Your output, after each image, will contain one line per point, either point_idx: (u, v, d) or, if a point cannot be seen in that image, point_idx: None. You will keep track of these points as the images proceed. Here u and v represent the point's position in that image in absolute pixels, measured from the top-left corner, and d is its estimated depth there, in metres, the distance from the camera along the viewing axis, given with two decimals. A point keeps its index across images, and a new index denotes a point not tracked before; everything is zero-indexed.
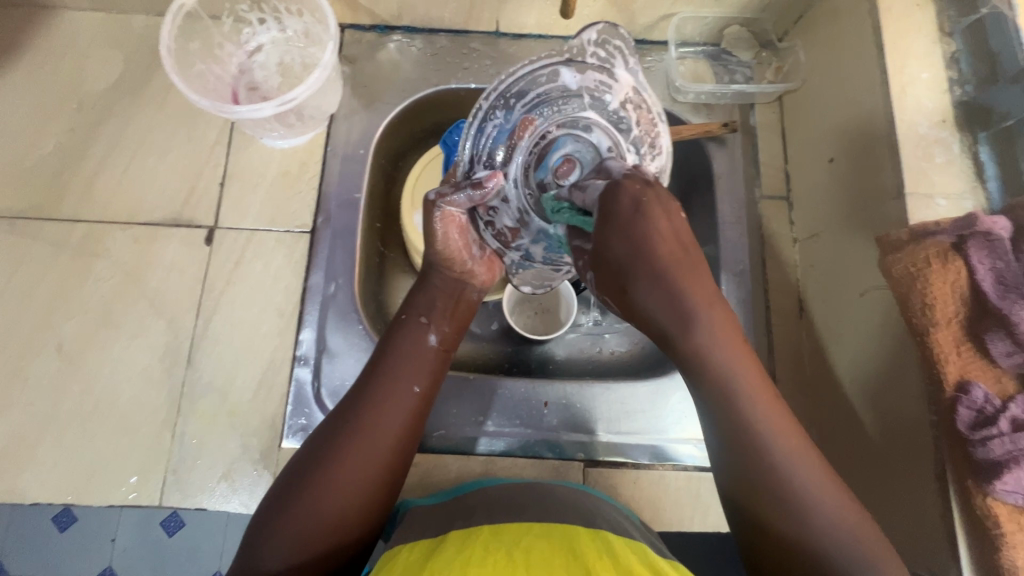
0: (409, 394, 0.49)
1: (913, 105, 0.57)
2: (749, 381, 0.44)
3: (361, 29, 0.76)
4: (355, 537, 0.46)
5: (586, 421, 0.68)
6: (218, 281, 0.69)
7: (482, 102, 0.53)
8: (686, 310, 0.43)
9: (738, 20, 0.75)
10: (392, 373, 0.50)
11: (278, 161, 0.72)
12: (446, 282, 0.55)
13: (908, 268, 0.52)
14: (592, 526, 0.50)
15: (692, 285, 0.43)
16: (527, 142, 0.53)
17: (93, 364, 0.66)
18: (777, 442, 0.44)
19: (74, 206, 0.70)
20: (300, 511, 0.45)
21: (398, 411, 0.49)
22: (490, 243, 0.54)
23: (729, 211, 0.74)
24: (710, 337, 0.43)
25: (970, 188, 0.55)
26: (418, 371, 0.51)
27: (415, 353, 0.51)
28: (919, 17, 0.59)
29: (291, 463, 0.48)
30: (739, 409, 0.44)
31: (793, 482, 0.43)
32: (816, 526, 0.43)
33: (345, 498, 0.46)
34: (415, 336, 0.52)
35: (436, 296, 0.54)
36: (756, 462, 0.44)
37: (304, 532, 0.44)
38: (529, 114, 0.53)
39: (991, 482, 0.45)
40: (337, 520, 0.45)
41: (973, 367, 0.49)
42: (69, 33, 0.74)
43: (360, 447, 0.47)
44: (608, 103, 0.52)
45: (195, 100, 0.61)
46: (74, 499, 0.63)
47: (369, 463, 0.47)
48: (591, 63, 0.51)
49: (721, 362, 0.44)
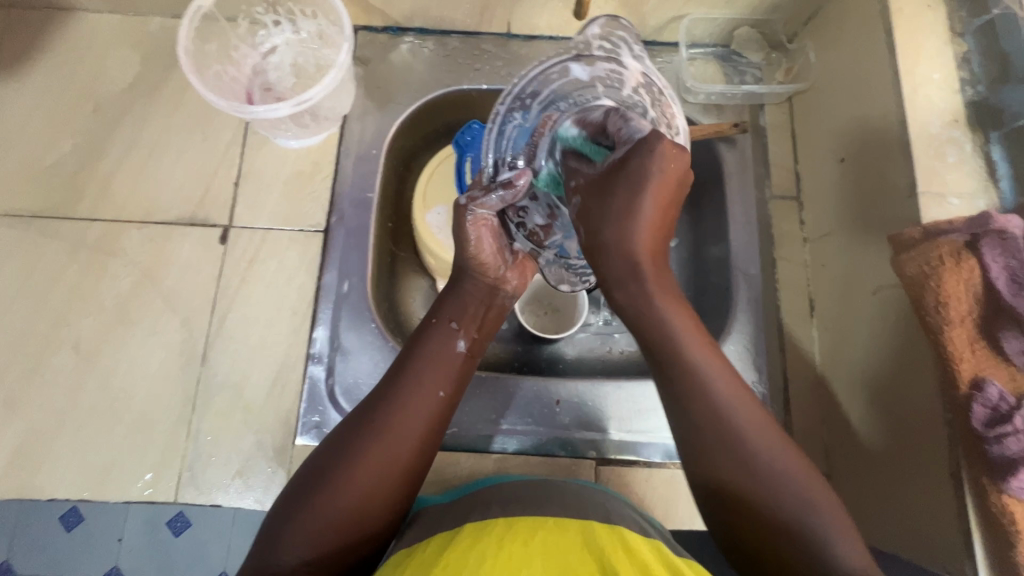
0: (434, 396, 0.50)
1: (925, 105, 0.57)
2: (703, 356, 0.46)
3: (374, 30, 0.77)
4: (369, 534, 0.47)
5: (598, 419, 0.68)
6: (232, 280, 0.69)
7: (499, 107, 0.54)
8: (636, 258, 0.47)
9: (748, 22, 0.76)
10: (419, 373, 0.50)
11: (292, 161, 0.73)
12: (479, 288, 0.56)
13: (922, 266, 0.52)
14: (608, 522, 0.50)
15: (651, 237, 0.46)
16: (548, 133, 0.50)
17: (109, 362, 0.67)
18: (743, 426, 0.44)
19: (91, 206, 0.70)
20: (318, 504, 0.45)
21: (422, 412, 0.49)
22: (523, 245, 0.57)
23: (739, 210, 0.74)
24: (651, 289, 0.47)
25: (982, 187, 0.55)
26: (445, 375, 0.51)
27: (444, 356, 0.52)
28: (931, 17, 0.60)
29: (311, 459, 0.49)
30: (699, 387, 0.45)
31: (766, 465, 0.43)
32: (797, 512, 0.41)
33: (364, 494, 0.46)
34: (444, 339, 0.53)
35: (467, 299, 0.55)
36: (715, 433, 0.44)
37: (321, 525, 0.45)
38: (547, 111, 0.52)
39: (1005, 479, 0.46)
40: (356, 516, 0.46)
41: (988, 365, 0.49)
42: (87, 35, 0.75)
43: (383, 445, 0.47)
44: (622, 88, 0.50)
45: (212, 100, 0.62)
46: (90, 496, 0.63)
47: (391, 462, 0.47)
48: (599, 56, 0.53)
49: (668, 327, 0.47)
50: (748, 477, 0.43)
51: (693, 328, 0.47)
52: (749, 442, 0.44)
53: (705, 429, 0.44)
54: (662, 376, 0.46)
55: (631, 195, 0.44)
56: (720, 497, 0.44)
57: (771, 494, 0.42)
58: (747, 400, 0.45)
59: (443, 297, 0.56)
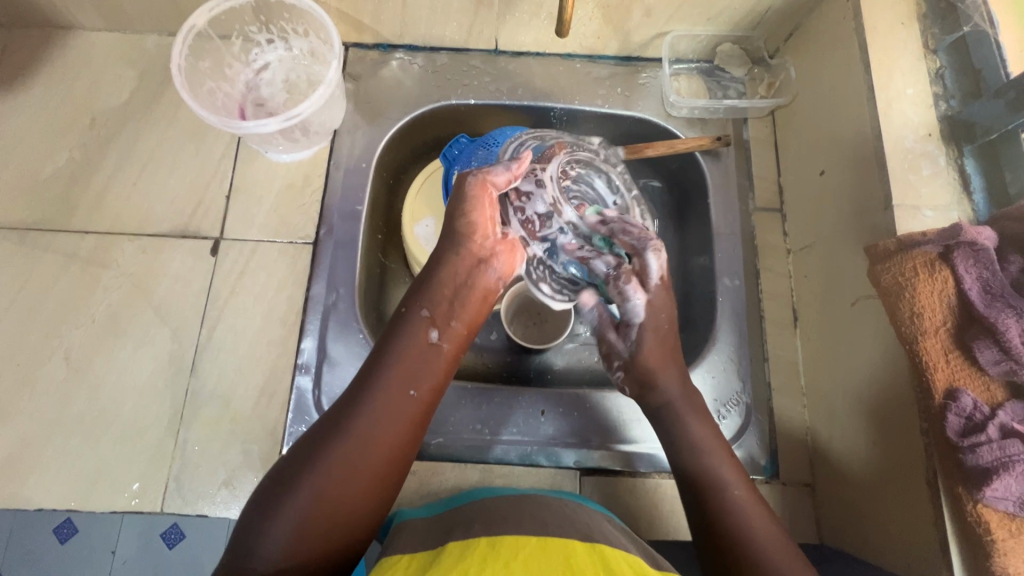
0: (407, 397, 0.51)
1: (900, 119, 0.59)
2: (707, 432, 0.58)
3: (365, 47, 0.79)
4: (348, 540, 0.48)
5: (583, 429, 0.69)
6: (222, 290, 0.70)
7: (520, 137, 0.67)
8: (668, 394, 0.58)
9: (730, 38, 0.77)
10: (393, 372, 0.51)
11: (283, 174, 0.75)
12: (459, 269, 0.56)
13: (896, 278, 0.53)
14: (588, 540, 0.50)
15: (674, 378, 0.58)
16: (561, 156, 0.61)
17: (100, 372, 0.67)
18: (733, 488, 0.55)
19: (85, 218, 0.72)
20: (294, 509, 0.46)
21: (396, 414, 0.50)
22: (514, 229, 0.58)
23: (723, 222, 0.75)
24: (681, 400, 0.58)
25: (956, 200, 0.56)
26: (419, 374, 0.52)
27: (416, 354, 0.53)
28: (904, 34, 0.61)
29: (284, 461, 0.49)
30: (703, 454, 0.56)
31: (735, 500, 0.54)
32: (748, 532, 0.51)
33: (335, 499, 0.47)
34: (419, 336, 0.53)
35: (442, 289, 0.55)
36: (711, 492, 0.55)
37: (296, 529, 0.45)
38: (562, 145, 0.63)
39: (980, 489, 0.46)
40: (332, 521, 0.46)
41: (963, 375, 0.49)
42: (84, 51, 0.77)
43: (355, 449, 0.48)
44: (615, 165, 0.66)
45: (202, 114, 0.63)
46: (77, 506, 0.64)
47: (365, 466, 0.48)
48: (597, 142, 0.67)
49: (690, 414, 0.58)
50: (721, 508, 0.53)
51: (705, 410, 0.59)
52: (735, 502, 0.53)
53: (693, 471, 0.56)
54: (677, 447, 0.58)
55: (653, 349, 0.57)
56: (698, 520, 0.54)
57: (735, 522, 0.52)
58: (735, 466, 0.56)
59: (419, 285, 0.56)
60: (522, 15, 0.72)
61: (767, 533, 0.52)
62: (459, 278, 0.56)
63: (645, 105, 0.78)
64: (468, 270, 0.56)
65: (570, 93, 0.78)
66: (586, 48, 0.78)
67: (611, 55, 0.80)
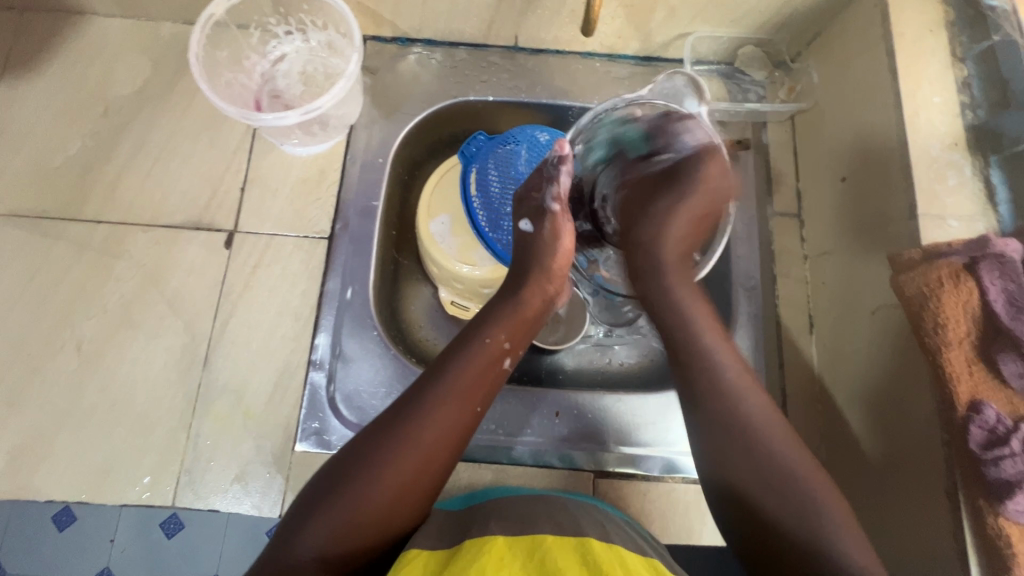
0: (470, 413, 0.51)
1: (926, 127, 0.58)
2: (719, 346, 0.54)
3: (383, 40, 0.77)
4: (387, 538, 0.48)
5: (597, 432, 0.69)
6: (236, 284, 0.70)
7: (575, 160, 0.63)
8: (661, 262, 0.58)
9: (753, 41, 0.77)
10: (458, 386, 0.51)
11: (298, 167, 0.74)
12: (535, 296, 0.58)
13: (920, 287, 0.52)
14: (606, 539, 0.50)
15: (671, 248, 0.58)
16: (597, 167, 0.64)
17: (111, 364, 0.67)
18: (754, 415, 0.51)
19: (96, 208, 0.71)
20: (345, 502, 0.46)
21: (457, 428, 0.50)
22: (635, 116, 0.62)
23: (741, 228, 0.75)
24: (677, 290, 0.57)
25: (982, 211, 0.56)
26: (481, 392, 0.53)
27: (483, 374, 0.53)
28: (933, 42, 0.61)
29: (333, 460, 0.49)
30: (718, 377, 0.52)
31: (791, 474, 0.48)
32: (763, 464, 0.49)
33: (388, 503, 0.47)
34: (488, 355, 0.54)
35: (515, 316, 0.57)
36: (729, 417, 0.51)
37: (344, 522, 0.46)
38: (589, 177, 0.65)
39: (1002, 502, 0.46)
40: (380, 520, 0.47)
41: (985, 387, 0.49)
42: (98, 38, 0.76)
43: (412, 455, 0.48)
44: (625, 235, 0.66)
45: (222, 105, 0.62)
46: (86, 498, 0.63)
47: (423, 475, 0.49)
48: (596, 238, 0.67)
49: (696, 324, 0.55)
50: (767, 483, 0.48)
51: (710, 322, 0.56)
52: (755, 429, 0.50)
53: (735, 442, 0.50)
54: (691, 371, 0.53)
55: (667, 209, 0.59)
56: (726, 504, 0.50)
57: (782, 506, 0.47)
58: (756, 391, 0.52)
59: (492, 313, 0.57)
60: (544, 12, 0.71)
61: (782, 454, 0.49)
62: (536, 307, 0.58)
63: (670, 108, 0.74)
64: (543, 301, 0.59)
65: (590, 93, 0.78)
66: (606, 47, 0.77)
67: (630, 55, 0.79)
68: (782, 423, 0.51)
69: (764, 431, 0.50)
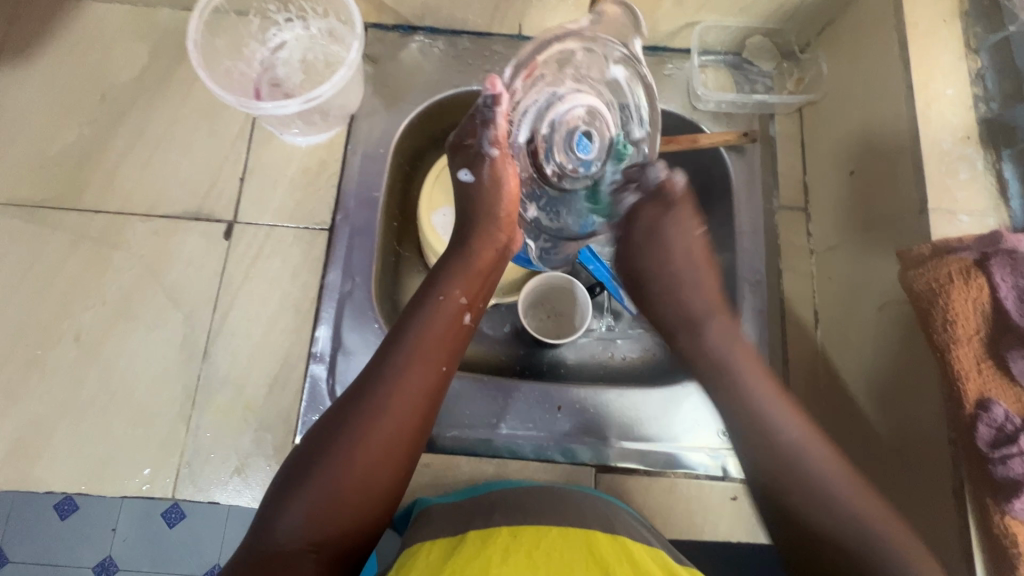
0: (434, 372, 0.51)
1: (938, 120, 0.57)
2: (754, 376, 0.55)
3: (384, 28, 0.76)
4: (373, 513, 0.48)
5: (599, 426, 0.68)
6: (236, 275, 0.69)
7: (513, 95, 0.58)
8: (692, 315, 0.60)
9: (761, 30, 0.75)
10: (419, 346, 0.51)
11: (299, 158, 0.73)
12: (489, 250, 0.58)
13: (930, 283, 0.51)
14: (610, 531, 0.50)
15: (699, 295, 0.60)
16: (535, 106, 0.60)
17: (110, 355, 0.66)
18: (792, 439, 0.51)
19: (94, 198, 0.70)
20: (322, 479, 0.46)
21: (421, 389, 0.50)
22: (572, 46, 0.59)
23: (746, 221, 0.74)
24: (707, 335, 0.59)
25: (993, 206, 0.55)
26: (444, 350, 0.52)
27: (444, 332, 0.53)
28: (946, 32, 0.59)
29: (304, 441, 0.49)
30: (754, 409, 0.53)
31: (842, 500, 0.48)
32: (824, 490, 0.48)
33: (365, 474, 0.47)
34: (447, 313, 0.54)
35: (472, 271, 0.57)
36: (770, 448, 0.51)
37: (325, 498, 0.45)
38: (530, 120, 0.60)
39: (1009, 501, 0.45)
40: (360, 494, 0.47)
41: (994, 385, 0.49)
42: (94, 25, 0.74)
43: (381, 421, 0.48)
44: (564, 176, 0.62)
45: (221, 94, 0.61)
46: (87, 489, 0.63)
47: (395, 439, 0.48)
48: (531, 181, 0.63)
49: (730, 364, 0.56)
50: (826, 512, 0.48)
51: (745, 352, 0.57)
52: (797, 452, 0.50)
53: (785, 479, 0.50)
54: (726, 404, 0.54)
55: (663, 260, 0.61)
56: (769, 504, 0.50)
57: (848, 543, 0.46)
58: (793, 414, 0.52)
59: (448, 272, 0.56)
60: None
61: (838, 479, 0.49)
62: (489, 260, 0.58)
63: (670, 96, 0.76)
64: (496, 253, 0.58)
65: None
66: None
67: None
68: (829, 451, 0.50)
69: (805, 457, 0.50)
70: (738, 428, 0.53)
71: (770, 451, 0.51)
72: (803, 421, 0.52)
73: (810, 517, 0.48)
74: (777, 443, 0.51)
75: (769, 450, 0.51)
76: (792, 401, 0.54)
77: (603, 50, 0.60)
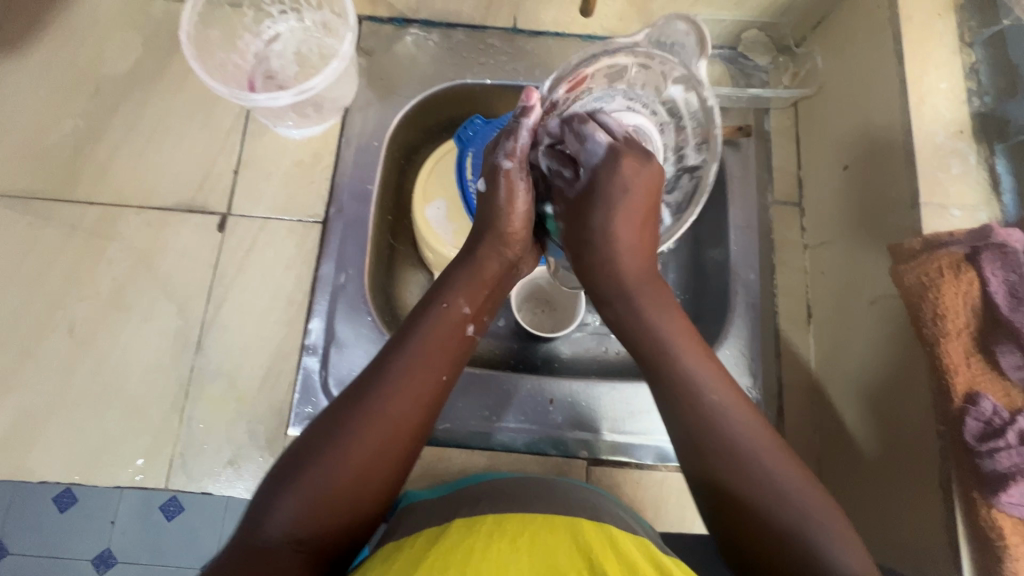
0: (436, 381, 0.50)
1: (931, 114, 0.57)
2: (688, 352, 0.50)
3: (379, 20, 0.76)
4: (363, 517, 0.47)
5: (591, 420, 0.68)
6: (229, 267, 0.69)
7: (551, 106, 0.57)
8: (625, 284, 0.53)
9: (757, 24, 0.75)
10: (422, 354, 0.51)
11: (293, 150, 0.73)
12: (498, 260, 0.57)
13: (920, 278, 0.52)
14: (594, 518, 0.50)
15: (634, 263, 0.54)
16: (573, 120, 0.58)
17: (103, 347, 0.66)
18: (730, 422, 0.46)
19: (88, 190, 0.70)
20: (315, 479, 0.45)
21: (422, 399, 0.49)
22: (623, 61, 0.57)
23: (739, 215, 0.73)
24: (646, 313, 0.52)
25: (985, 200, 0.55)
26: (447, 359, 0.52)
27: (447, 342, 0.52)
28: (941, 25, 0.59)
29: (299, 437, 0.48)
30: (689, 383, 0.48)
31: (776, 486, 0.44)
32: (757, 473, 0.44)
33: (360, 477, 0.46)
34: (451, 322, 0.53)
35: (480, 281, 0.56)
36: (706, 429, 0.46)
37: (315, 499, 0.44)
38: None
39: (996, 494, 0.45)
40: (353, 498, 0.46)
41: (983, 379, 0.49)
42: (87, 16, 0.74)
43: (380, 427, 0.47)
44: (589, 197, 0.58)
45: (213, 85, 0.61)
46: (80, 479, 0.63)
47: (392, 447, 0.47)
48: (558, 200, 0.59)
49: (666, 341, 0.50)
50: (763, 492, 0.43)
51: (682, 328, 0.51)
52: (736, 437, 0.45)
53: (721, 462, 0.45)
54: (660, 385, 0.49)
55: (606, 217, 0.53)
56: (715, 503, 0.45)
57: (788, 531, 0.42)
58: (733, 396, 0.48)
59: (455, 278, 0.56)
60: None
61: (779, 469, 0.44)
62: (495, 271, 0.57)
63: None
64: (503, 266, 0.57)
65: None
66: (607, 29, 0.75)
67: None
68: (769, 437, 0.46)
69: (744, 441, 0.45)
70: (676, 412, 0.48)
71: (705, 438, 0.46)
72: (746, 407, 0.48)
73: (745, 497, 0.44)
74: (710, 416, 0.47)
75: (704, 432, 0.46)
76: (735, 383, 0.49)
77: (663, 64, 0.56)
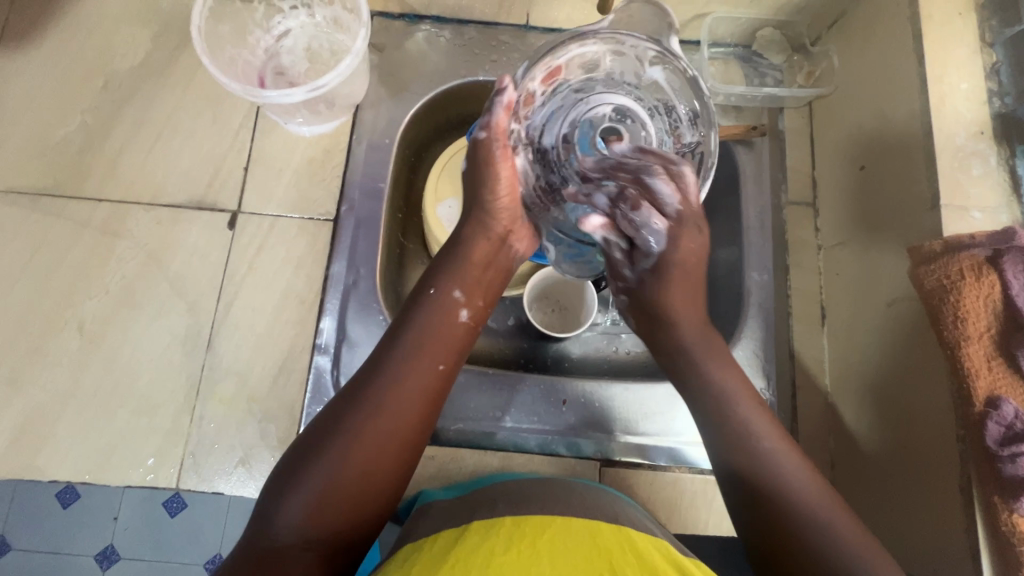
0: (432, 369, 0.51)
1: (952, 115, 0.56)
2: (743, 404, 0.52)
3: (390, 17, 0.75)
4: (369, 511, 0.47)
5: (604, 421, 0.68)
6: (239, 265, 0.68)
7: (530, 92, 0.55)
8: (682, 343, 0.55)
9: (771, 23, 0.75)
10: (419, 344, 0.51)
11: (303, 147, 0.72)
12: (486, 243, 0.57)
13: (941, 280, 0.51)
14: (614, 521, 0.50)
15: (692, 327, 0.55)
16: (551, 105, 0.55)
17: (113, 345, 0.66)
18: (786, 473, 0.48)
19: (96, 186, 0.69)
20: (319, 475, 0.45)
21: (420, 387, 0.50)
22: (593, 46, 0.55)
23: (754, 215, 0.73)
24: (706, 368, 0.54)
25: (1006, 202, 0.54)
26: (444, 347, 0.52)
27: (444, 330, 0.53)
28: (961, 24, 0.58)
29: (303, 433, 0.48)
30: (745, 435, 0.51)
31: (826, 530, 0.45)
32: (812, 522, 0.46)
33: (364, 470, 0.46)
34: (445, 308, 0.54)
35: (469, 262, 0.56)
36: (765, 481, 0.48)
37: (319, 494, 0.44)
38: (546, 119, 0.55)
39: (1018, 498, 0.45)
40: (357, 493, 0.46)
41: (1005, 383, 0.48)
42: (95, 10, 0.73)
43: (381, 418, 0.47)
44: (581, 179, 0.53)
45: (225, 82, 0.60)
46: (90, 479, 0.63)
47: (392, 436, 0.48)
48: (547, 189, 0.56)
49: (722, 394, 0.53)
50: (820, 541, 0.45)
51: (738, 382, 0.54)
52: (793, 487, 0.47)
53: (781, 511, 0.47)
54: (715, 435, 0.51)
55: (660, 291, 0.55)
56: (758, 526, 0.48)
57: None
58: (790, 450, 0.50)
59: (446, 264, 0.56)
60: None
61: (828, 515, 0.46)
62: (484, 252, 0.57)
63: None
64: (491, 245, 0.57)
65: None
66: None
67: None
68: (817, 481, 0.48)
69: (801, 489, 0.47)
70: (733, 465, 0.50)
71: (765, 487, 0.48)
72: (799, 458, 0.50)
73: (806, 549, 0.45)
74: (776, 474, 0.48)
75: (763, 483, 0.48)
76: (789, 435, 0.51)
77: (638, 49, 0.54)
